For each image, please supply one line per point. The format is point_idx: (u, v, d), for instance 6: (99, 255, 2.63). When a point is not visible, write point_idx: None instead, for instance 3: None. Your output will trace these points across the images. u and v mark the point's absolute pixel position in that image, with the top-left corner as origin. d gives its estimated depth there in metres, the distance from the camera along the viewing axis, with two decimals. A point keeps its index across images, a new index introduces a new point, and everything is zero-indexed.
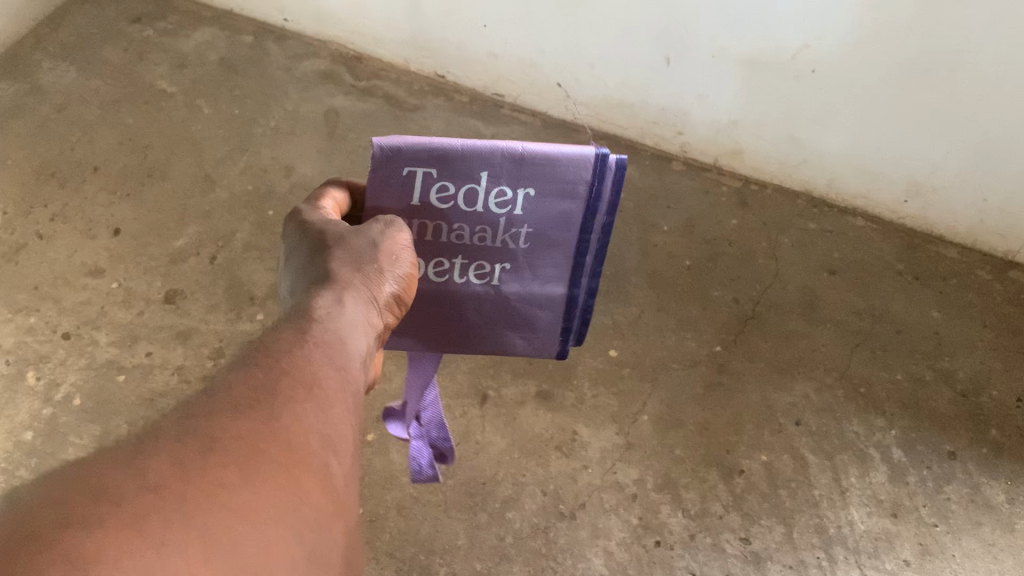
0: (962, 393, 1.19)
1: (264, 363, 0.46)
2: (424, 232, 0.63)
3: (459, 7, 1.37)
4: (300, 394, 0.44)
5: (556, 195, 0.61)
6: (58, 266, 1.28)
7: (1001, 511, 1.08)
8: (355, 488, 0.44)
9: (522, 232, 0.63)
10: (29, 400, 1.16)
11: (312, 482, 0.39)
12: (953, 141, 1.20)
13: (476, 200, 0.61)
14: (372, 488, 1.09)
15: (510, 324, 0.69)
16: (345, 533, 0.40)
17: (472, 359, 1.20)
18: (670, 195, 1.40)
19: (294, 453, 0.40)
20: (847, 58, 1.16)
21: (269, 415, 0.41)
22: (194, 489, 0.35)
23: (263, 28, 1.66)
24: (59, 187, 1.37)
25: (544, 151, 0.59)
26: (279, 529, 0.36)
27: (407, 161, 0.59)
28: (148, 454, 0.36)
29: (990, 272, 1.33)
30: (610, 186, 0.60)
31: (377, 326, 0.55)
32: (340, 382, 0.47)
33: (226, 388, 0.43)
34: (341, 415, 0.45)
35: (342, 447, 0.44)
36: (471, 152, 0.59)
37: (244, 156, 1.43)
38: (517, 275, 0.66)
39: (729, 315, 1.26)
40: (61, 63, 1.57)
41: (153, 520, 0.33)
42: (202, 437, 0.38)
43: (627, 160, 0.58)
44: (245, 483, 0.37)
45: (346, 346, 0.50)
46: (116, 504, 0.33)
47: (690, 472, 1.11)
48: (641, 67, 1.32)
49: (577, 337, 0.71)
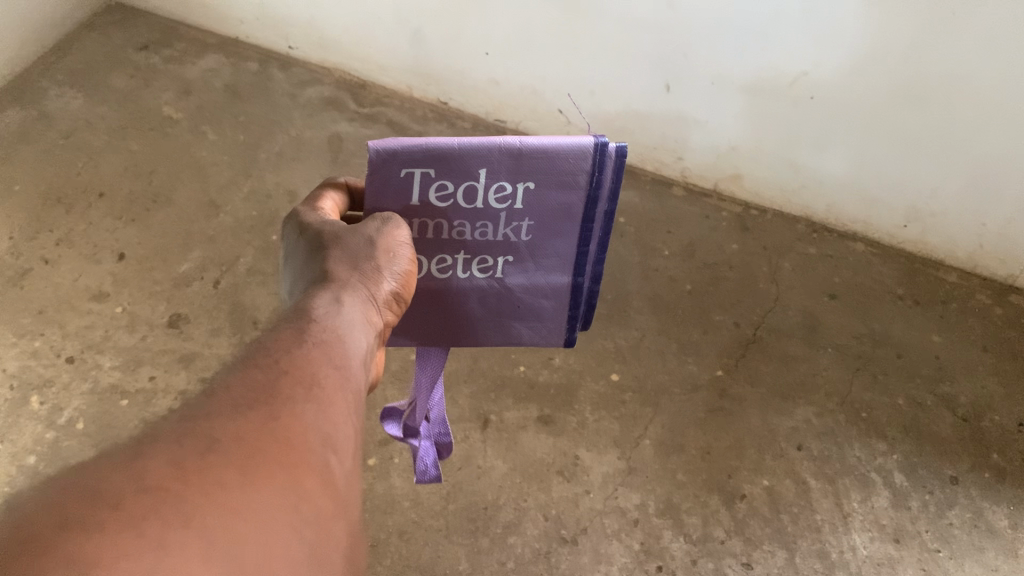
0: (963, 418, 1.19)
1: (264, 363, 0.47)
2: (425, 230, 0.63)
3: (461, 35, 1.40)
4: (300, 393, 0.45)
5: (556, 186, 0.61)
6: (63, 290, 1.29)
7: (1004, 537, 1.08)
8: (355, 485, 0.45)
9: (524, 225, 0.64)
10: (31, 425, 1.16)
11: (312, 480, 0.40)
12: (951, 165, 1.21)
13: (476, 196, 0.61)
14: (373, 513, 1.08)
15: (516, 316, 0.69)
16: (346, 529, 0.41)
17: (474, 384, 1.20)
18: (671, 220, 1.42)
19: (293, 452, 0.41)
20: (845, 84, 1.18)
21: (268, 414, 0.42)
22: (193, 489, 0.36)
23: (268, 55, 1.68)
24: (65, 212, 1.39)
25: (542, 144, 0.59)
26: (279, 527, 0.37)
27: (405, 162, 0.59)
28: (147, 457, 0.37)
29: (990, 296, 1.34)
30: (610, 173, 0.61)
31: (376, 325, 0.56)
32: (339, 381, 0.48)
33: (226, 388, 0.44)
34: (340, 413, 0.46)
35: (343, 446, 0.45)
36: (469, 150, 0.59)
37: (249, 182, 1.45)
38: (520, 267, 0.66)
39: (729, 339, 1.27)
40: (68, 90, 1.60)
41: (154, 520, 0.34)
42: (202, 437, 0.39)
43: (626, 146, 0.59)
44: (245, 482, 0.37)
45: (345, 344, 0.51)
46: (116, 507, 0.34)
47: (692, 497, 1.11)
48: (641, 94, 1.34)
49: (584, 323, 0.71)
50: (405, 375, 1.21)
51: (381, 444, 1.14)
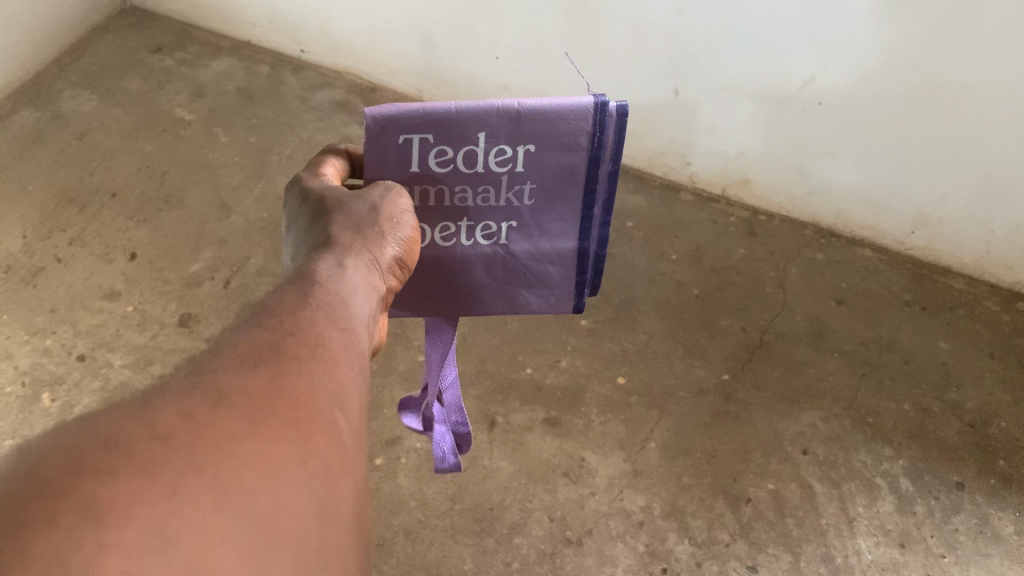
0: (970, 424, 1.19)
1: (269, 323, 0.47)
2: (426, 197, 0.63)
3: (472, 38, 1.41)
4: (305, 352, 0.45)
5: (558, 147, 0.61)
6: (75, 289, 1.31)
7: (1010, 542, 1.08)
8: (363, 443, 0.45)
9: (526, 190, 0.64)
10: (43, 421, 1.17)
11: (320, 436, 0.40)
12: (958, 171, 1.21)
13: (477, 161, 0.62)
14: (380, 512, 1.09)
15: (522, 283, 0.69)
16: (354, 487, 0.41)
17: (481, 386, 1.21)
18: (680, 225, 1.43)
19: (300, 409, 0.41)
20: (852, 93, 1.19)
21: (275, 372, 0.43)
22: (203, 438, 0.36)
23: (280, 58, 1.70)
24: (78, 212, 1.41)
25: (541, 105, 0.59)
26: (287, 480, 0.37)
27: (403, 128, 0.59)
28: (157, 407, 0.37)
29: (997, 303, 1.33)
30: (611, 134, 0.61)
31: (379, 289, 0.56)
32: (344, 341, 0.48)
33: (232, 345, 0.44)
34: (346, 372, 0.47)
35: (350, 403, 0.45)
36: (467, 113, 0.59)
37: (260, 184, 1.47)
38: (525, 234, 0.66)
39: (736, 344, 1.27)
40: (83, 92, 1.62)
41: (164, 469, 0.34)
42: (210, 390, 0.39)
43: (627, 105, 0.59)
44: (253, 435, 0.38)
45: (348, 305, 0.52)
46: (127, 454, 0.34)
47: (697, 500, 1.11)
48: (652, 101, 1.35)
49: (592, 289, 0.71)
50: (412, 376, 1.22)
51: (388, 443, 1.15)
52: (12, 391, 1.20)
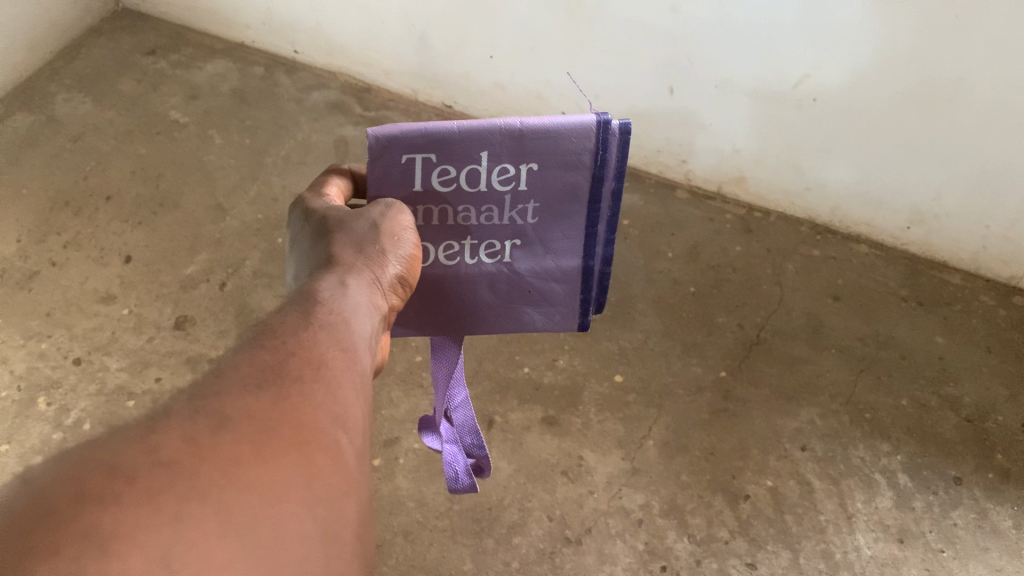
0: (968, 418, 1.19)
1: (272, 345, 0.47)
2: (430, 217, 0.63)
3: (467, 38, 1.41)
4: (308, 373, 0.45)
5: (561, 166, 0.61)
6: (71, 293, 1.31)
7: (1008, 537, 1.08)
8: (366, 464, 0.45)
9: (529, 208, 0.64)
10: (40, 425, 1.17)
11: (324, 459, 0.40)
12: (954, 169, 1.22)
13: (480, 179, 0.61)
14: (378, 514, 1.09)
15: (527, 301, 0.69)
16: (358, 510, 0.41)
17: (479, 385, 1.21)
18: (675, 223, 1.43)
19: (304, 431, 0.41)
20: (846, 91, 1.19)
21: (278, 394, 0.42)
22: (206, 464, 0.36)
23: (274, 59, 1.70)
24: (73, 216, 1.40)
25: (543, 124, 0.59)
26: (291, 505, 0.37)
27: (405, 147, 0.59)
28: (160, 432, 0.37)
29: (994, 297, 1.33)
30: (615, 151, 0.61)
31: (380, 307, 0.56)
32: (347, 362, 0.48)
33: (234, 367, 0.44)
34: (349, 394, 0.46)
35: (353, 424, 0.45)
36: (470, 133, 0.59)
37: (255, 186, 1.46)
38: (529, 251, 0.66)
39: (733, 341, 1.27)
40: (76, 95, 1.61)
41: (169, 496, 0.34)
42: (214, 414, 0.39)
43: (630, 123, 0.59)
44: (257, 460, 0.37)
45: (350, 325, 0.51)
46: (130, 482, 0.33)
47: (696, 498, 1.11)
48: (646, 100, 1.35)
49: (598, 307, 0.71)
50: (409, 377, 1.22)
51: (386, 445, 1.15)
52: (7, 396, 1.19)
